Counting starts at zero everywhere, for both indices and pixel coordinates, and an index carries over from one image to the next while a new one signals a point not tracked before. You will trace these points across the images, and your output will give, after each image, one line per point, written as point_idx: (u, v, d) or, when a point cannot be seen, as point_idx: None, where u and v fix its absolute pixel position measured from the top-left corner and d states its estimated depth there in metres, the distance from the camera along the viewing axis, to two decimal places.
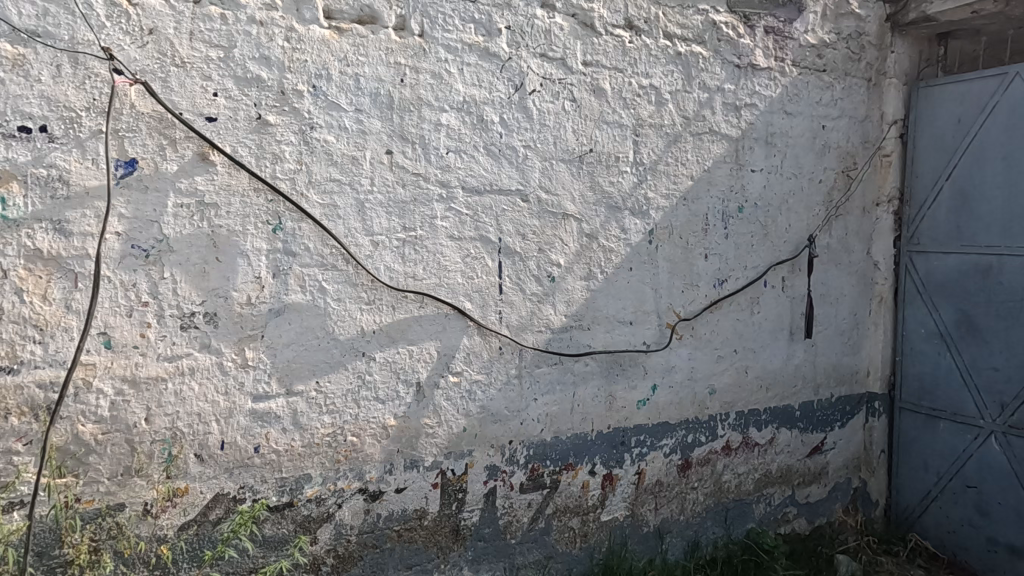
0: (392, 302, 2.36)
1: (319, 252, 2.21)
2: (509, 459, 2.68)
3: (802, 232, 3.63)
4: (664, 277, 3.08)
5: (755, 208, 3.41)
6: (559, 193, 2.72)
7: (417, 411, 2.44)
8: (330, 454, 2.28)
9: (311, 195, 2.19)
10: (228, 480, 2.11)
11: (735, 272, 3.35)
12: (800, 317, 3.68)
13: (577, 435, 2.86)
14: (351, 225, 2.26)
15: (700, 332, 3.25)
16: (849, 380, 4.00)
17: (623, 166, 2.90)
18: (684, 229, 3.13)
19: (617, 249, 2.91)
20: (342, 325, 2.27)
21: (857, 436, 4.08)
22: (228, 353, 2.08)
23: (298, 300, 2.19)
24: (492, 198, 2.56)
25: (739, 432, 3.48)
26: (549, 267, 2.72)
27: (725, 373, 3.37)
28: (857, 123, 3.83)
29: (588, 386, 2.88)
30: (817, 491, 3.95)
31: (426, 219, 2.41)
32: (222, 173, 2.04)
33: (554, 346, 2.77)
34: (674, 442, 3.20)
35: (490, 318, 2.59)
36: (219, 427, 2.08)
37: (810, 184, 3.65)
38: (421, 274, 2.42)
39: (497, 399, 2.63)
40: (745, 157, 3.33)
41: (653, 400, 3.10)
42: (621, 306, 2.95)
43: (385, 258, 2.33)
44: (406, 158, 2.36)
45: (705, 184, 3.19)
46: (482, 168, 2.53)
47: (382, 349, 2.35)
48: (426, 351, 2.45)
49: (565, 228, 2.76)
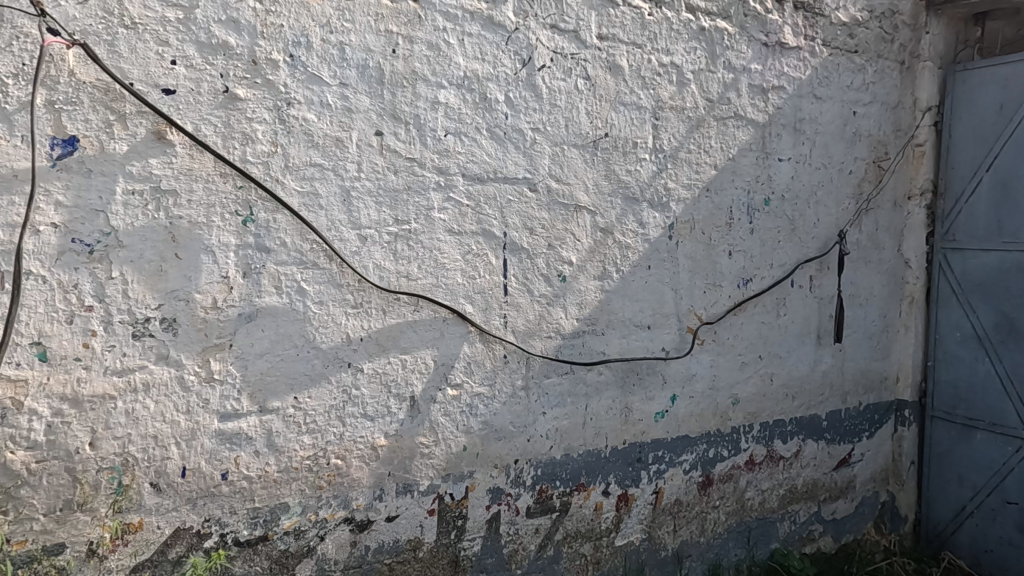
0: (383, 306, 2.07)
1: (297, 248, 1.92)
2: (514, 480, 2.39)
3: (831, 227, 3.34)
4: (685, 277, 2.79)
5: (782, 200, 3.12)
6: (570, 182, 2.43)
7: (411, 429, 2.15)
8: (311, 479, 1.99)
9: (288, 181, 1.89)
10: (192, 512, 1.82)
11: (761, 270, 3.06)
12: (829, 319, 3.39)
13: (590, 452, 2.58)
14: (335, 217, 1.97)
15: (723, 337, 2.96)
16: (877, 387, 3.72)
17: (642, 152, 2.61)
18: (706, 223, 2.84)
19: (634, 245, 2.62)
20: (325, 331, 1.98)
21: (884, 446, 3.81)
22: (190, 365, 1.79)
23: (273, 304, 1.89)
24: (496, 187, 2.27)
25: (763, 445, 3.19)
26: (559, 265, 2.43)
27: (749, 382, 3.08)
28: (890, 110, 3.54)
29: (603, 398, 2.59)
30: (844, 507, 3.67)
31: (421, 210, 2.12)
32: (182, 155, 1.74)
33: (565, 354, 2.48)
34: (694, 457, 2.91)
35: (494, 323, 2.30)
36: (180, 452, 1.79)
37: (840, 174, 3.35)
38: (416, 273, 2.12)
39: (501, 414, 2.35)
40: (772, 144, 3.04)
41: (672, 412, 2.81)
42: (638, 309, 2.66)
43: (374, 255, 2.04)
44: (398, 140, 2.06)
45: (729, 173, 2.89)
46: (486, 154, 2.23)
47: (371, 359, 2.06)
48: (421, 362, 2.16)
49: (578, 221, 2.46)
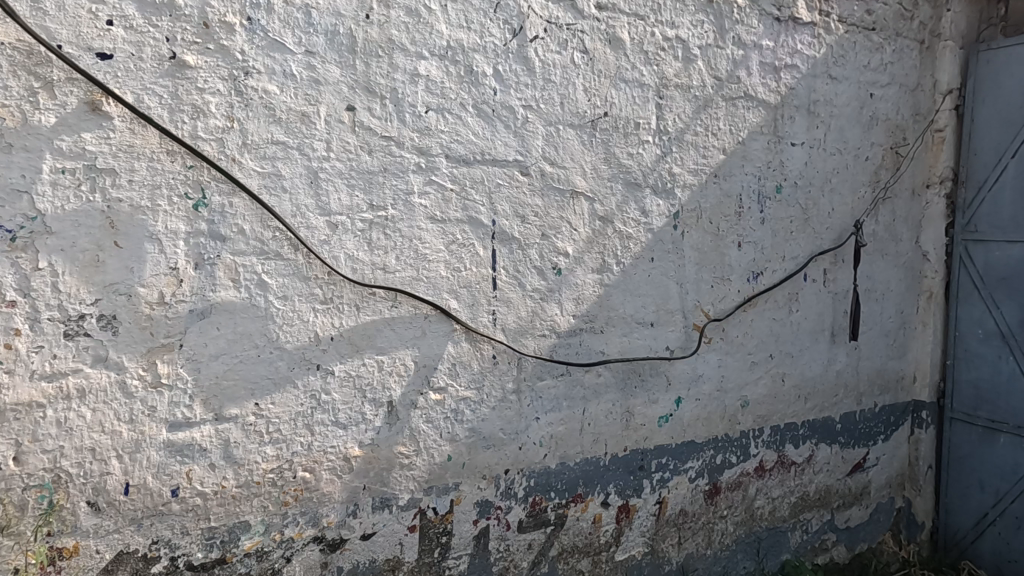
0: (356, 302, 1.86)
1: (258, 236, 1.71)
2: (504, 492, 2.18)
3: (846, 217, 3.12)
4: (691, 270, 2.58)
5: (795, 188, 2.91)
6: (566, 166, 2.22)
7: (388, 437, 1.94)
8: (275, 495, 1.78)
9: (246, 161, 1.68)
10: (137, 534, 1.61)
11: (772, 263, 2.85)
12: (844, 316, 3.18)
13: (588, 460, 2.37)
14: (300, 201, 1.76)
15: (732, 335, 2.75)
16: (894, 387, 3.51)
17: (644, 133, 2.39)
18: (714, 212, 2.63)
19: (636, 235, 2.41)
20: (290, 330, 1.77)
21: (900, 450, 3.61)
22: (133, 369, 1.58)
23: (229, 299, 1.68)
24: (484, 170, 2.05)
25: (774, 450, 2.99)
26: (554, 257, 2.22)
27: (759, 383, 2.87)
28: (908, 93, 3.32)
29: (602, 402, 2.38)
30: (858, 515, 3.46)
31: (399, 194, 1.90)
32: (121, 129, 1.53)
33: (561, 354, 2.27)
34: (700, 464, 2.71)
35: (481, 320, 2.09)
36: (121, 466, 1.58)
37: (856, 161, 3.14)
38: (393, 265, 1.91)
39: (490, 420, 2.13)
40: (785, 128, 2.83)
41: (677, 416, 2.60)
42: (640, 305, 2.45)
43: (346, 245, 1.83)
44: (372, 116, 1.85)
45: (738, 158, 2.68)
46: (472, 133, 2.02)
47: (342, 361, 1.85)
48: (400, 363, 1.95)
49: (574, 208, 2.25)
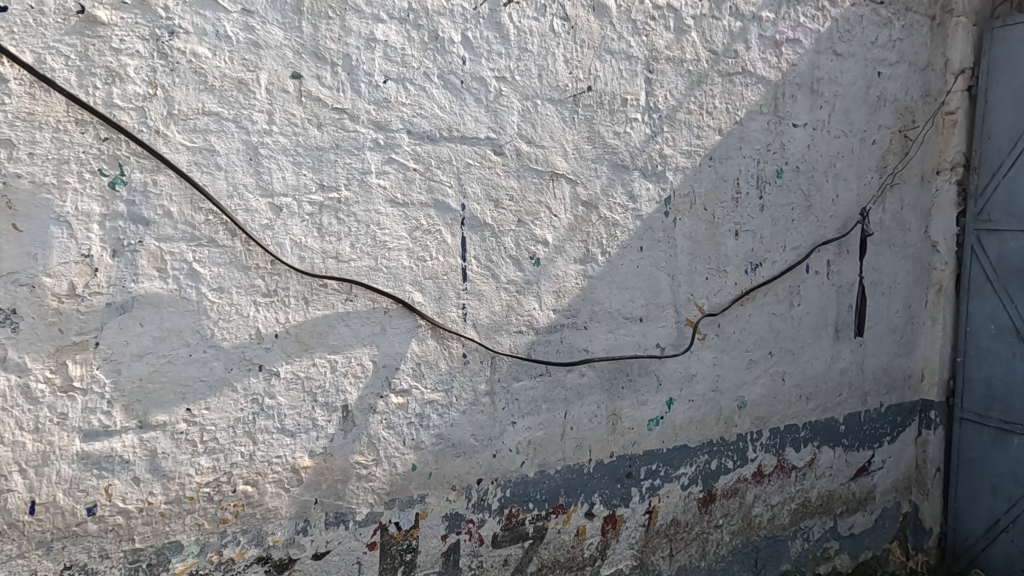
0: (304, 295, 1.66)
1: (188, 219, 1.51)
2: (477, 504, 1.99)
3: (851, 204, 2.92)
4: (684, 261, 2.38)
5: (797, 172, 2.70)
6: (545, 145, 2.02)
7: (343, 445, 1.75)
8: (211, 511, 1.58)
9: (172, 133, 1.47)
10: (45, 559, 1.42)
11: (772, 254, 2.65)
12: (848, 310, 2.98)
13: (570, 468, 2.17)
14: (238, 181, 1.56)
15: (728, 331, 2.55)
16: (900, 386, 3.31)
17: (632, 110, 2.19)
18: (709, 198, 2.42)
19: (623, 222, 2.20)
20: (226, 327, 1.57)
21: (907, 452, 3.41)
22: (39, 370, 1.38)
23: (154, 291, 1.48)
24: (452, 148, 1.85)
25: (773, 453, 2.79)
26: (532, 246, 2.02)
27: (758, 382, 2.68)
28: (918, 73, 3.11)
29: (585, 404, 2.18)
30: (862, 521, 3.26)
31: (353, 174, 1.70)
32: (20, 94, 1.32)
33: (539, 352, 2.07)
34: (694, 470, 2.51)
35: (450, 315, 1.89)
36: (26, 482, 1.38)
37: (862, 144, 2.93)
38: (348, 253, 1.71)
39: (460, 425, 1.94)
40: (786, 107, 2.62)
41: (668, 418, 2.40)
42: (628, 299, 2.25)
43: (292, 230, 1.64)
44: (322, 86, 1.64)
45: (736, 139, 2.47)
46: (437, 107, 1.82)
47: (289, 360, 1.65)
48: (356, 363, 1.75)
49: (554, 191, 2.05)
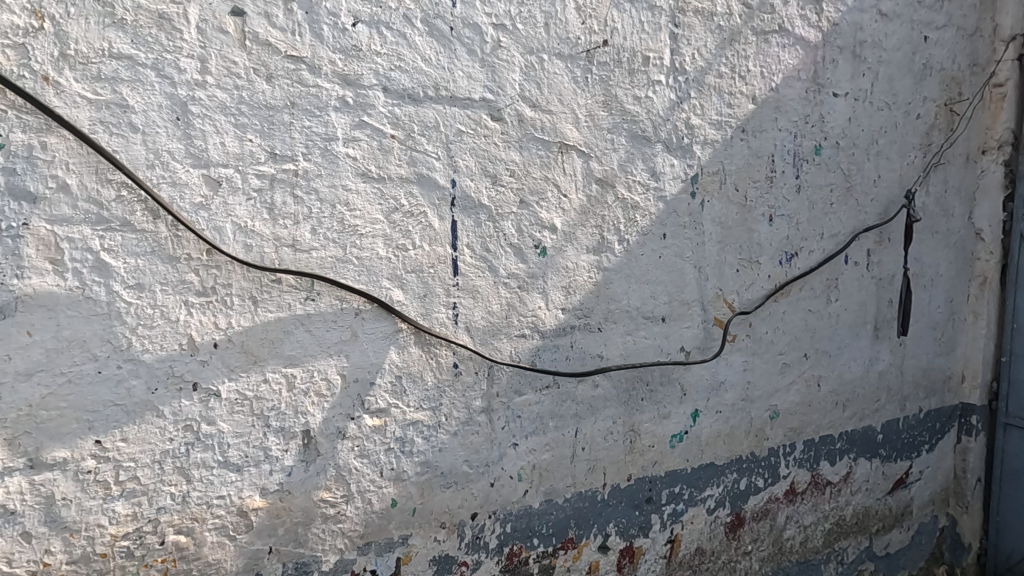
0: (253, 294, 1.31)
1: (93, 195, 1.16)
2: (471, 544, 1.65)
3: (893, 186, 2.58)
4: (712, 251, 2.03)
5: (837, 148, 2.36)
6: (552, 110, 1.67)
7: (304, 481, 1.40)
8: (131, 571, 1.24)
9: (69, 82, 1.12)
10: None
11: (809, 242, 2.31)
12: (888, 306, 2.64)
13: (581, 495, 1.84)
14: (161, 146, 1.21)
15: (760, 331, 2.21)
16: (940, 389, 2.98)
17: (655, 71, 1.84)
18: (742, 176, 2.07)
19: (643, 205, 1.85)
20: (150, 336, 1.22)
21: (945, 460, 3.09)
22: None
23: (44, 289, 1.13)
24: (439, 111, 1.50)
25: (807, 469, 2.47)
26: (536, 232, 1.67)
27: (792, 389, 2.34)
28: (966, 39, 2.76)
29: (599, 420, 1.84)
30: (898, 539, 2.94)
31: (313, 140, 1.35)
32: None
33: (545, 360, 1.73)
34: (721, 491, 2.18)
35: (437, 317, 1.54)
36: None
37: (906, 118, 2.59)
38: (309, 242, 1.36)
39: (451, 450, 1.60)
40: (826, 73, 2.27)
41: (693, 433, 2.06)
42: (650, 295, 1.91)
43: (236, 212, 1.29)
44: (270, 26, 1.29)
45: (771, 109, 2.13)
46: (421, 59, 1.46)
47: (233, 378, 1.30)
48: (320, 378, 1.40)
49: (564, 166, 1.70)
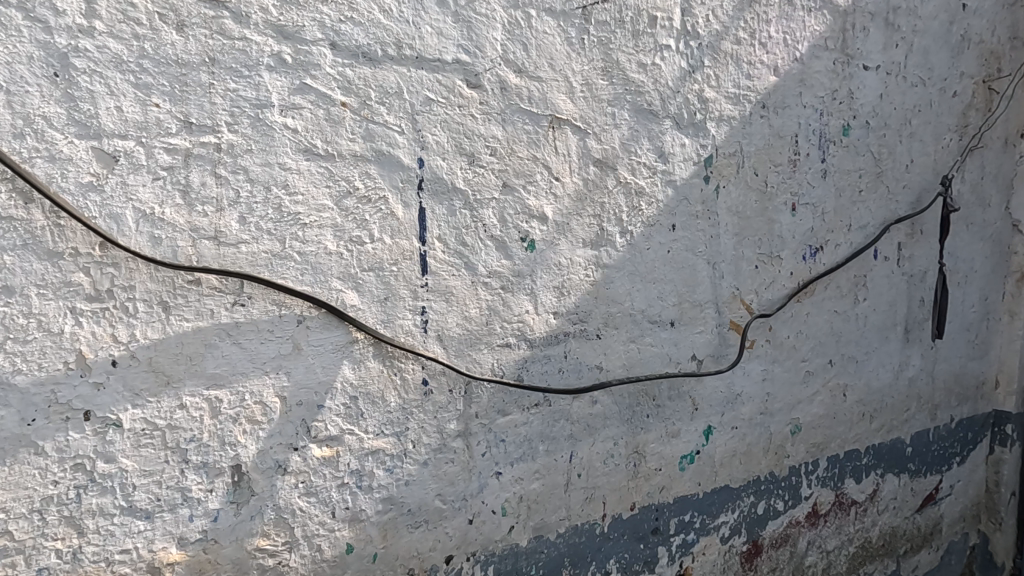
0: (163, 299, 1.05)
1: None
2: None
3: (927, 171, 2.31)
4: (728, 245, 1.77)
5: (867, 129, 2.09)
6: (542, 76, 1.40)
7: (235, 527, 1.14)
8: None
9: None
10: None
11: (836, 234, 2.04)
12: (920, 305, 2.38)
13: (577, 529, 1.58)
14: (34, 110, 0.94)
15: (781, 335, 1.94)
16: (973, 396, 2.72)
17: (663, 33, 1.57)
18: (762, 159, 1.80)
19: (650, 191, 1.59)
20: (23, 352, 0.96)
21: (977, 473, 2.82)
22: None
23: None
24: (402, 73, 1.23)
25: (831, 488, 2.21)
26: (523, 222, 1.41)
27: (815, 400, 2.08)
28: (1007, 8, 2.48)
29: (598, 442, 1.58)
30: (927, 560, 2.68)
31: (241, 108, 1.09)
32: None
33: (534, 373, 1.46)
34: (737, 517, 1.92)
35: (402, 325, 1.28)
36: None
37: (942, 96, 2.31)
38: (238, 235, 1.10)
39: (420, 483, 1.34)
40: (856, 43, 2.00)
41: (706, 453, 1.80)
42: (657, 296, 1.64)
43: (139, 195, 1.02)
44: None
45: (795, 82, 1.86)
46: (379, 10, 1.20)
47: (139, 404, 1.04)
48: (253, 402, 1.14)
49: (556, 144, 1.44)
